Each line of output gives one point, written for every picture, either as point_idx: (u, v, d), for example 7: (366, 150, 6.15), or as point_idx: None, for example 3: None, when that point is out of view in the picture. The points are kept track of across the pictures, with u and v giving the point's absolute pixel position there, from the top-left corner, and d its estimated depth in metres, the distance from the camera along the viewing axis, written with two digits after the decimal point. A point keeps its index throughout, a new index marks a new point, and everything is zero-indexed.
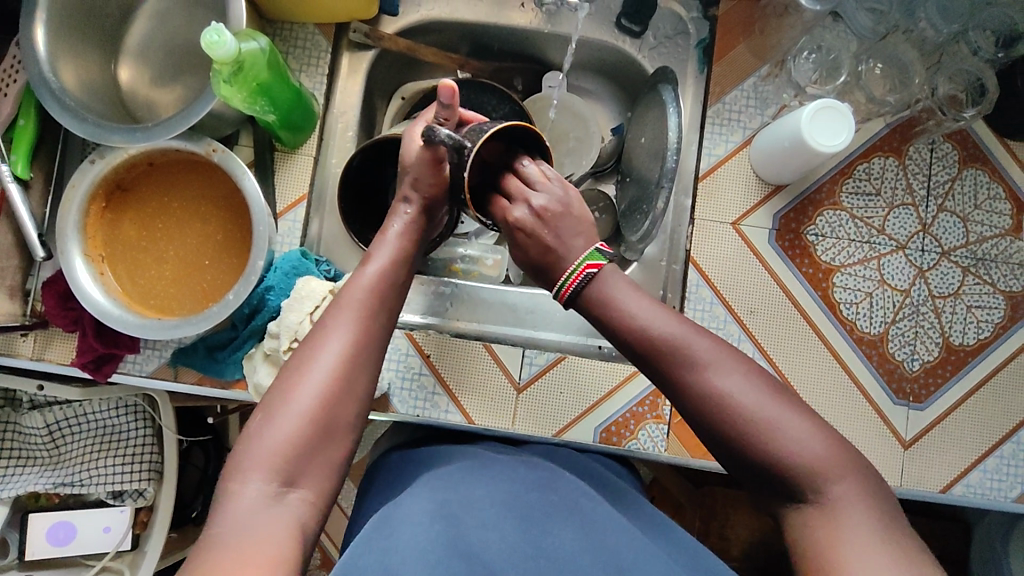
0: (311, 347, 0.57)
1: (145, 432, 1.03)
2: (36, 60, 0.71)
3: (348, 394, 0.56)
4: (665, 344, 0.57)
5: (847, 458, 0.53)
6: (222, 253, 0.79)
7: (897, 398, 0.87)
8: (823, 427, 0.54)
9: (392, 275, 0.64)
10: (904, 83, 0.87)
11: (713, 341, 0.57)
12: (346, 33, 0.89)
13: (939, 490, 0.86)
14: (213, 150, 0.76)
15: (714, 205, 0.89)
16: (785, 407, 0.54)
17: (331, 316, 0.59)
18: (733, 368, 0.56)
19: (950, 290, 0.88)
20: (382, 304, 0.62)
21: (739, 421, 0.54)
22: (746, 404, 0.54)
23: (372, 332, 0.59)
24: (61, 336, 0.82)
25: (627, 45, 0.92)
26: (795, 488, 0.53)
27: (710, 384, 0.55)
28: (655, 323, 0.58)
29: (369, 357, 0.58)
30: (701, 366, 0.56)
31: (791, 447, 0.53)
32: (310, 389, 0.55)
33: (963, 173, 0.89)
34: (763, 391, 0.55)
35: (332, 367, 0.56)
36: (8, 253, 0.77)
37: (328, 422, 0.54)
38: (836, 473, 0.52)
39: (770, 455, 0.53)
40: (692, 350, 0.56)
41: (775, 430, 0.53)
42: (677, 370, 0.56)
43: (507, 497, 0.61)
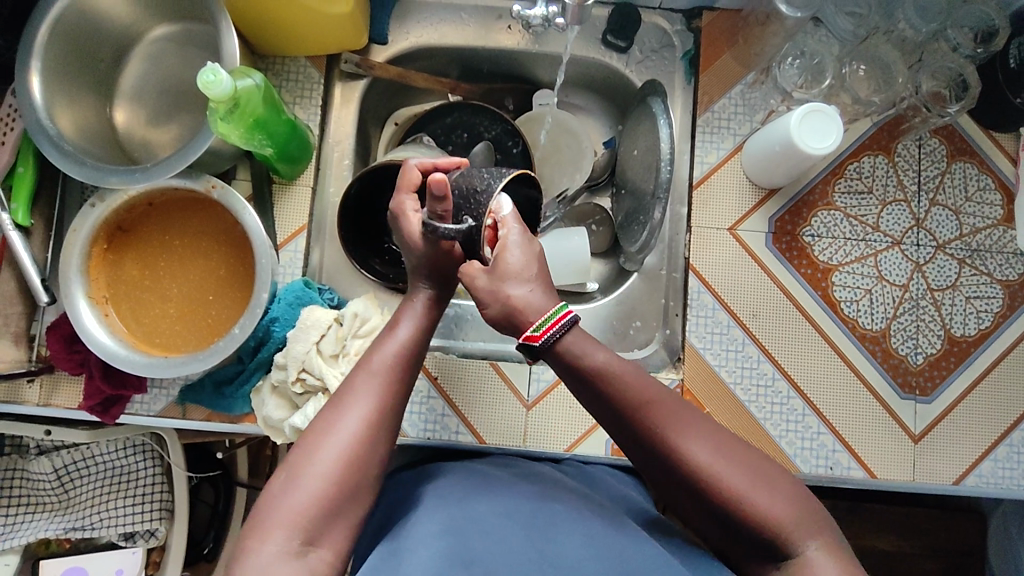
0: (338, 411, 0.58)
1: (154, 471, 1.02)
2: (33, 108, 0.72)
3: (372, 456, 0.57)
4: (642, 409, 0.58)
5: (813, 516, 0.56)
6: (226, 288, 0.80)
7: (904, 392, 0.88)
8: (791, 485, 0.57)
9: (419, 336, 0.64)
10: (886, 84, 0.88)
11: (683, 402, 0.59)
12: (337, 64, 0.90)
13: (952, 482, 0.86)
14: (213, 186, 0.77)
15: (709, 212, 0.90)
16: (755, 469, 0.57)
17: (357, 379, 0.60)
18: (707, 433, 0.58)
19: (948, 283, 0.89)
20: (408, 369, 0.62)
21: (712, 485, 0.56)
22: (717, 468, 0.56)
23: (398, 395, 0.60)
24: (67, 380, 0.82)
25: (614, 60, 0.94)
26: (765, 548, 0.55)
27: (683, 450, 0.57)
28: (637, 386, 0.59)
29: (392, 424, 0.59)
30: (675, 431, 0.58)
31: (762, 510, 0.55)
32: (335, 456, 0.55)
33: (953, 167, 0.90)
34: (734, 456, 0.57)
35: (356, 433, 0.57)
36: (12, 300, 0.78)
37: (351, 488, 0.55)
38: (805, 533, 0.55)
39: (741, 518, 0.55)
40: (667, 414, 0.58)
41: (747, 493, 0.55)
42: (651, 435, 0.58)
43: (512, 509, 0.64)
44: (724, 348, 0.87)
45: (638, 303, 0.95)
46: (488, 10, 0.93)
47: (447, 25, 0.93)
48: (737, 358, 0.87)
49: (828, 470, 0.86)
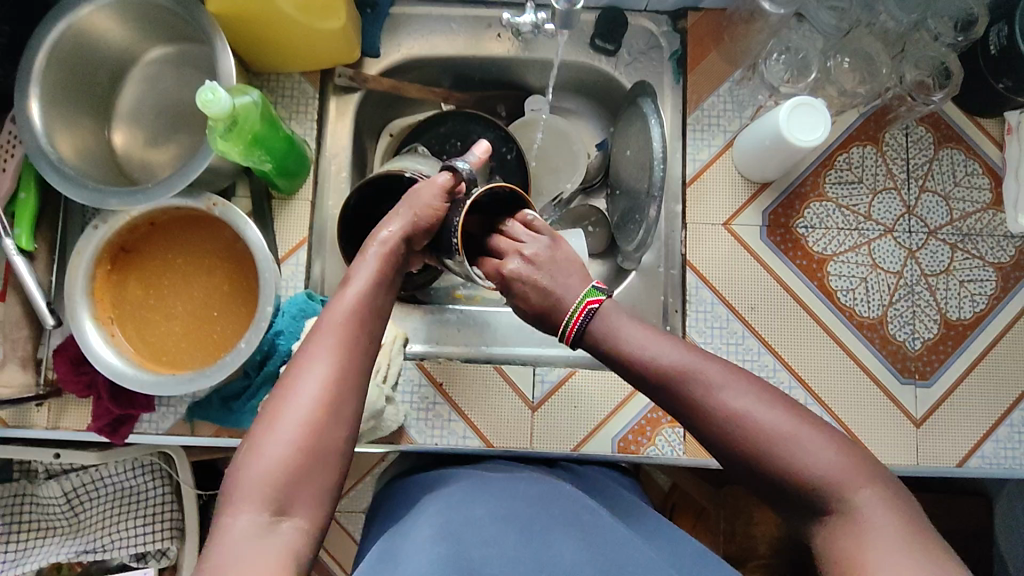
0: (297, 373, 0.56)
1: (164, 490, 1.02)
2: (33, 134, 0.72)
3: (337, 417, 0.56)
4: (677, 373, 0.59)
5: (864, 465, 0.54)
6: (230, 303, 0.81)
7: (903, 377, 0.89)
8: (839, 441, 0.55)
9: (373, 296, 0.64)
10: (871, 74, 0.89)
11: (722, 366, 0.59)
12: (331, 79, 0.92)
13: (955, 464, 0.87)
14: (214, 204, 0.77)
15: (703, 208, 0.91)
16: (801, 421, 0.56)
17: (315, 341, 0.59)
18: (746, 391, 0.57)
19: (942, 267, 0.90)
20: (363, 326, 0.61)
21: (756, 440, 0.55)
22: (762, 421, 0.56)
23: (355, 354, 0.59)
24: (75, 402, 0.82)
25: (603, 64, 0.95)
26: (818, 500, 0.54)
27: (725, 408, 0.57)
28: (665, 355, 0.60)
29: (358, 381, 0.58)
30: (715, 390, 0.57)
31: (811, 461, 0.54)
32: (296, 414, 0.54)
33: (940, 154, 0.92)
34: (780, 408, 0.56)
35: (317, 396, 0.55)
36: (18, 324, 0.78)
37: (319, 447, 0.54)
38: (856, 482, 0.53)
39: (791, 470, 0.54)
40: (706, 373, 0.58)
41: (794, 446, 0.54)
42: (689, 398, 0.58)
43: (508, 512, 0.65)
44: (724, 342, 0.88)
45: (639, 303, 0.94)
46: (477, 20, 0.94)
47: (438, 35, 0.94)
48: (738, 352, 0.88)
49: None
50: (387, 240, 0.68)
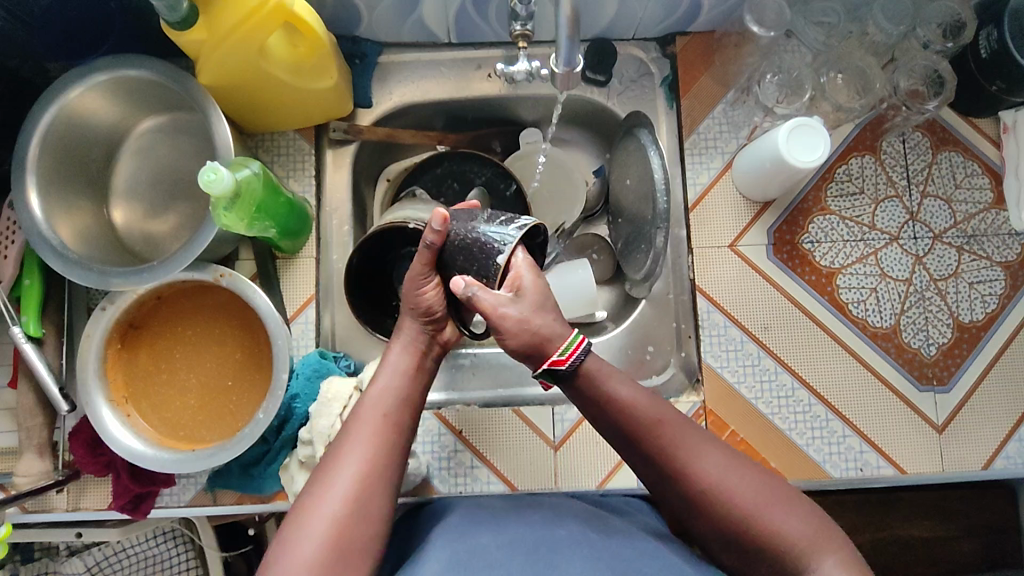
0: (329, 471, 0.58)
1: (187, 555, 1.01)
2: (34, 221, 0.72)
3: (369, 512, 0.57)
4: (655, 433, 0.61)
5: (832, 534, 0.58)
6: (243, 372, 0.80)
7: (922, 385, 0.89)
8: (810, 509, 0.59)
9: (408, 385, 0.65)
10: (865, 88, 0.89)
11: (694, 428, 0.62)
12: (327, 133, 0.91)
13: (981, 467, 0.87)
14: (221, 274, 0.77)
15: (708, 232, 0.91)
16: (773, 490, 0.59)
17: (346, 440, 0.60)
18: (717, 457, 0.60)
19: (950, 271, 0.91)
20: (396, 423, 0.62)
21: (727, 507, 0.58)
22: (731, 490, 0.59)
23: (391, 450, 0.60)
24: (94, 482, 0.81)
25: (596, 95, 0.95)
26: (783, 568, 0.57)
27: (700, 473, 0.59)
28: (645, 408, 0.62)
29: (388, 482, 0.59)
30: (692, 453, 0.60)
31: (775, 529, 0.57)
32: (325, 511, 0.56)
33: (939, 157, 0.92)
34: (745, 478, 0.59)
35: (350, 491, 0.57)
36: (32, 410, 0.77)
37: (344, 546, 0.55)
38: (821, 548, 0.56)
39: (758, 538, 0.57)
40: (680, 436, 0.61)
41: (766, 516, 0.57)
42: (665, 457, 0.60)
43: (514, 537, 0.67)
44: (741, 364, 0.88)
45: (649, 328, 0.94)
46: (467, 61, 0.94)
47: (429, 80, 0.94)
48: (755, 373, 0.88)
49: (859, 471, 0.87)
50: (410, 332, 0.68)
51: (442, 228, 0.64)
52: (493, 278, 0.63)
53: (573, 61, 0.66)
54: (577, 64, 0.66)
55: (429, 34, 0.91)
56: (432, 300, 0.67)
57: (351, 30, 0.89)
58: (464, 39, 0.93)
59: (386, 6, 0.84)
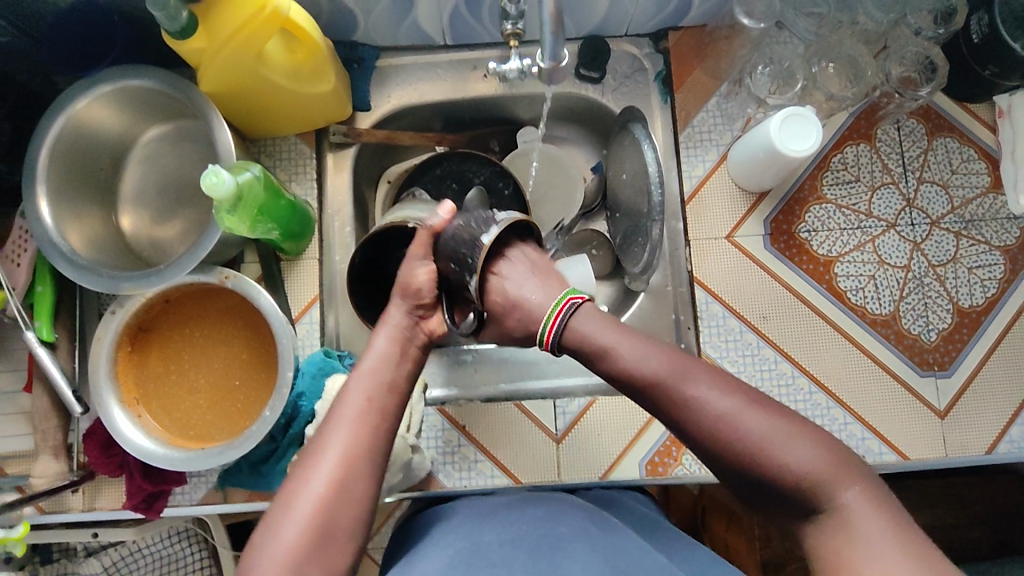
0: (311, 457, 0.59)
1: (201, 554, 1.03)
2: (44, 228, 0.74)
3: (353, 495, 0.58)
4: (657, 383, 0.59)
5: (850, 466, 0.55)
6: (250, 371, 0.82)
7: (923, 371, 0.89)
8: (826, 440, 0.56)
9: (390, 369, 0.65)
10: (857, 76, 0.90)
11: (699, 367, 0.59)
12: (327, 136, 0.93)
13: (984, 452, 0.87)
14: (226, 277, 0.78)
15: (704, 224, 0.92)
16: (787, 421, 0.56)
17: (329, 425, 0.61)
18: (726, 393, 0.57)
19: (948, 256, 0.91)
20: (381, 407, 0.63)
21: (744, 446, 0.55)
22: (744, 425, 0.56)
23: (376, 434, 0.61)
24: (108, 482, 0.84)
25: (591, 92, 0.96)
26: (806, 502, 0.54)
27: (708, 413, 0.57)
28: (642, 359, 0.60)
29: (371, 465, 0.60)
30: (697, 395, 0.58)
31: (796, 462, 0.54)
32: (308, 497, 0.57)
33: (934, 143, 0.92)
34: (760, 412, 0.56)
35: (332, 476, 0.58)
36: (47, 413, 0.80)
37: (327, 530, 0.57)
38: (839, 482, 0.54)
39: (777, 474, 0.55)
40: (688, 379, 0.58)
41: (782, 448, 0.55)
42: (670, 404, 0.58)
43: (516, 535, 0.67)
44: (741, 354, 0.89)
45: (650, 324, 0.95)
46: (462, 62, 0.96)
47: (425, 82, 0.96)
48: (754, 362, 0.89)
49: (862, 458, 0.87)
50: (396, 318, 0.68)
51: (445, 216, 0.70)
52: (474, 255, 0.66)
53: (559, 55, 0.66)
54: (563, 58, 0.66)
55: (424, 37, 0.93)
56: (422, 283, 0.68)
57: (348, 35, 0.91)
58: (459, 41, 0.94)
59: (380, 10, 0.85)
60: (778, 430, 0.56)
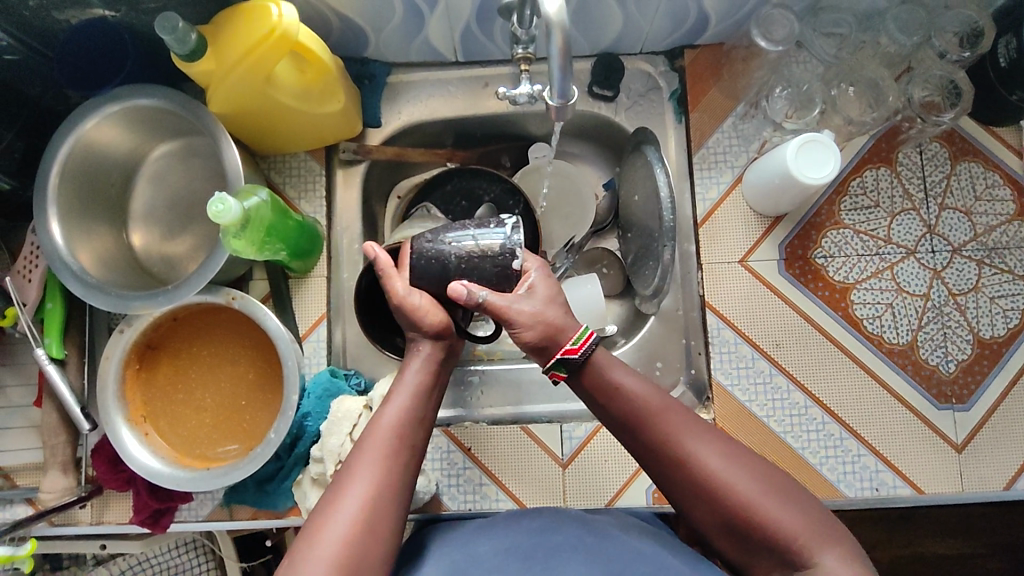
0: (339, 489, 0.59)
1: (208, 565, 1.04)
2: (54, 248, 0.74)
3: (378, 534, 0.58)
4: (656, 422, 0.62)
5: (829, 528, 0.57)
6: (257, 390, 0.82)
7: (940, 403, 0.87)
8: (810, 505, 0.58)
9: (417, 405, 0.66)
10: (878, 101, 0.87)
11: (697, 420, 0.62)
12: (337, 153, 0.93)
13: (1002, 488, 0.85)
14: (233, 297, 0.78)
15: (718, 248, 0.90)
16: (775, 481, 0.59)
17: (355, 459, 0.61)
18: (719, 446, 0.60)
19: (970, 285, 0.88)
20: (407, 442, 0.63)
21: (726, 497, 0.58)
22: (731, 479, 0.58)
23: (398, 472, 0.61)
24: (116, 497, 0.84)
25: (603, 110, 0.94)
26: (781, 557, 0.56)
27: (699, 460, 0.60)
28: (645, 399, 0.63)
29: (399, 502, 0.60)
30: (692, 442, 0.60)
31: (776, 519, 0.56)
32: (337, 530, 0.56)
33: (957, 168, 0.90)
34: (749, 471, 0.59)
35: (358, 514, 0.57)
36: (55, 429, 0.80)
37: (356, 565, 0.55)
38: (820, 542, 0.55)
39: (757, 528, 0.57)
40: (684, 427, 0.61)
41: (767, 506, 0.57)
42: (663, 444, 0.61)
43: (511, 543, 0.67)
44: (752, 381, 0.87)
45: (659, 346, 0.93)
46: (474, 79, 0.95)
47: (436, 99, 0.95)
48: (766, 390, 0.87)
49: (874, 491, 0.85)
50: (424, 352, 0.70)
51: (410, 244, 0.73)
52: (509, 275, 0.71)
53: (567, 93, 0.65)
54: (572, 96, 0.65)
55: (436, 54, 0.92)
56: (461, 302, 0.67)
57: (359, 51, 0.90)
58: (471, 57, 0.93)
59: (392, 28, 0.84)
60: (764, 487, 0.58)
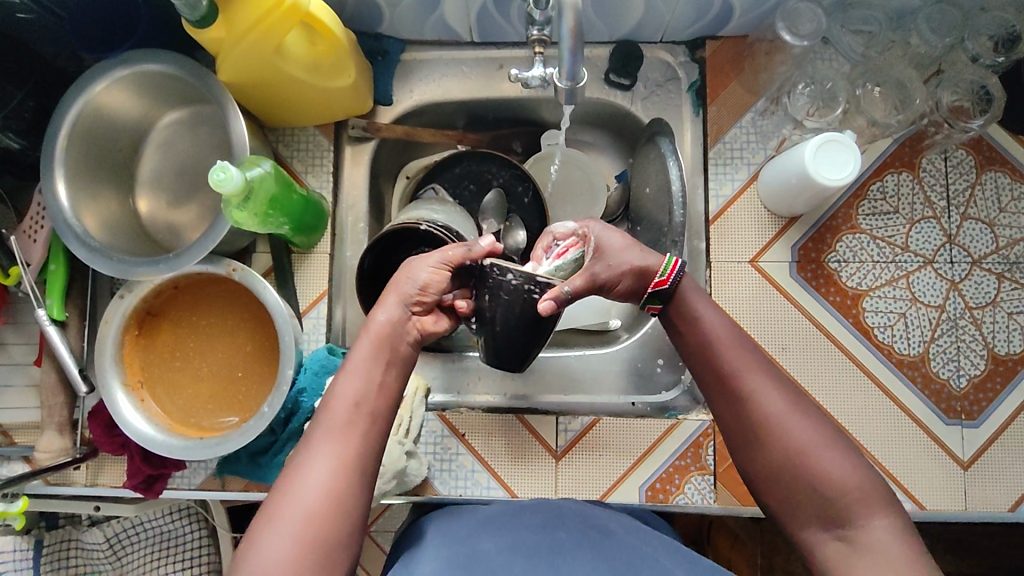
0: (296, 467, 0.58)
1: (200, 533, 1.05)
2: (60, 209, 0.74)
3: (347, 509, 0.57)
4: (721, 355, 0.62)
5: (877, 489, 0.57)
6: (254, 363, 0.82)
7: (949, 418, 0.84)
8: (863, 464, 0.58)
9: (377, 371, 0.63)
10: (905, 103, 0.83)
11: (763, 361, 0.62)
12: (346, 130, 0.92)
13: (1007, 509, 0.83)
14: (234, 268, 0.78)
15: (728, 246, 0.88)
16: (832, 435, 0.59)
17: (317, 435, 0.59)
18: (781, 391, 0.60)
19: (988, 299, 0.85)
20: (368, 414, 0.61)
21: (787, 441, 0.58)
22: (791, 424, 0.59)
23: (361, 444, 0.59)
24: (111, 460, 0.85)
25: (619, 99, 0.92)
26: (828, 508, 0.56)
27: (759, 399, 0.60)
28: (715, 332, 0.63)
29: (363, 474, 0.59)
30: (754, 382, 0.60)
31: (831, 470, 0.57)
32: (296, 510, 0.55)
33: (983, 177, 0.86)
34: (810, 419, 0.59)
35: (323, 489, 0.56)
36: (53, 390, 0.81)
37: (322, 537, 0.55)
38: (871, 501, 0.55)
39: (810, 476, 0.57)
40: (748, 366, 0.61)
41: (823, 457, 0.57)
42: (726, 377, 0.61)
43: (514, 540, 0.65)
44: None
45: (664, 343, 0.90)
46: (489, 60, 0.93)
47: (450, 78, 0.93)
48: None
49: None
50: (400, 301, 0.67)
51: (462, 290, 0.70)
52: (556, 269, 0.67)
53: (577, 74, 0.63)
54: (581, 78, 0.64)
55: (451, 33, 0.90)
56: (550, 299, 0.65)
57: (374, 27, 0.89)
58: (487, 38, 0.92)
59: (408, 4, 0.83)
60: (821, 439, 0.58)
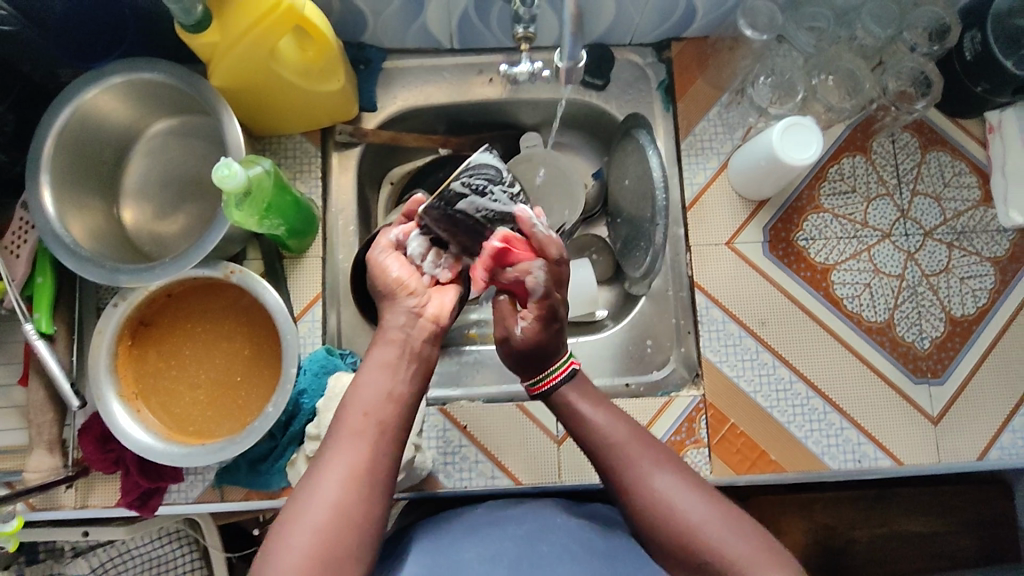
0: (312, 480, 0.58)
1: (192, 556, 1.02)
2: (48, 220, 0.73)
3: (357, 520, 0.57)
4: (614, 446, 0.65)
5: (774, 555, 0.59)
6: (253, 367, 0.81)
7: (917, 377, 0.91)
8: (758, 533, 0.60)
9: (385, 380, 0.64)
10: (856, 89, 0.93)
11: (654, 445, 0.66)
12: (332, 136, 0.94)
13: (976, 458, 0.89)
14: (231, 271, 0.78)
15: (705, 230, 0.93)
16: (719, 508, 0.61)
17: (328, 448, 0.60)
18: (670, 472, 0.63)
19: (941, 267, 0.93)
20: (378, 421, 0.61)
21: (675, 523, 0.61)
22: (677, 504, 0.61)
23: (368, 457, 0.59)
24: (102, 479, 0.82)
25: (594, 98, 0.98)
26: None
27: (649, 487, 0.63)
28: (607, 426, 0.67)
29: (374, 486, 0.59)
30: (642, 471, 0.64)
31: (722, 544, 0.59)
32: (308, 522, 0.56)
33: (927, 157, 0.95)
34: (697, 496, 0.62)
35: (330, 504, 0.57)
36: (43, 407, 0.79)
37: (332, 556, 0.55)
38: (765, 568, 0.57)
39: (704, 552, 0.59)
40: (636, 451, 0.65)
41: (711, 533, 0.59)
42: (619, 469, 0.65)
43: (494, 552, 0.66)
44: (739, 358, 0.90)
45: (652, 325, 0.96)
46: (469, 66, 0.97)
47: (432, 84, 0.97)
48: (752, 366, 0.90)
49: (856, 463, 0.88)
50: (393, 326, 0.67)
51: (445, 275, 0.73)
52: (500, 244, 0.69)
53: (576, 57, 0.73)
54: (579, 59, 0.73)
55: (433, 40, 0.94)
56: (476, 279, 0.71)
57: (357, 35, 0.92)
58: (467, 45, 0.96)
59: (391, 11, 0.86)
60: (710, 514, 0.61)
